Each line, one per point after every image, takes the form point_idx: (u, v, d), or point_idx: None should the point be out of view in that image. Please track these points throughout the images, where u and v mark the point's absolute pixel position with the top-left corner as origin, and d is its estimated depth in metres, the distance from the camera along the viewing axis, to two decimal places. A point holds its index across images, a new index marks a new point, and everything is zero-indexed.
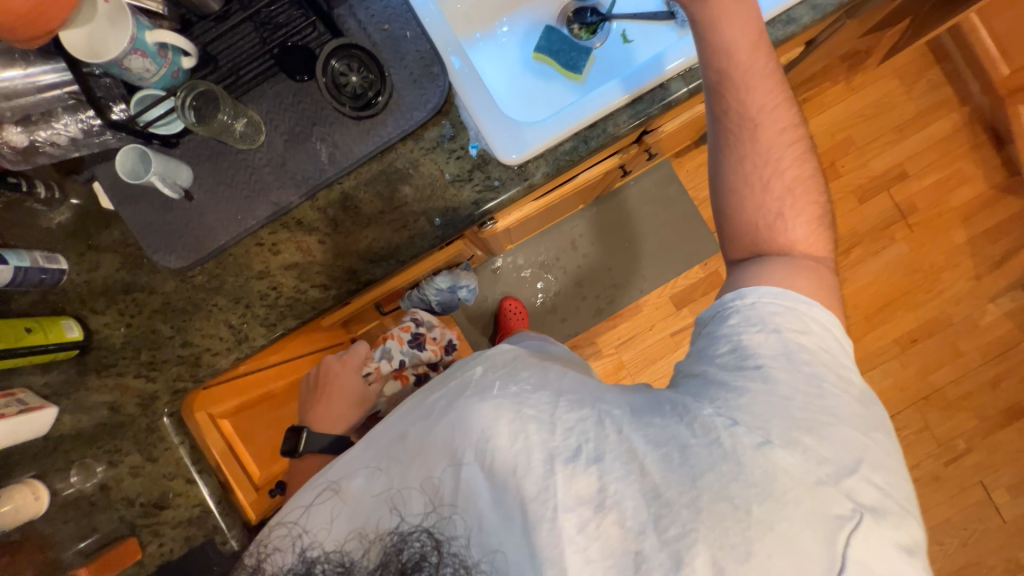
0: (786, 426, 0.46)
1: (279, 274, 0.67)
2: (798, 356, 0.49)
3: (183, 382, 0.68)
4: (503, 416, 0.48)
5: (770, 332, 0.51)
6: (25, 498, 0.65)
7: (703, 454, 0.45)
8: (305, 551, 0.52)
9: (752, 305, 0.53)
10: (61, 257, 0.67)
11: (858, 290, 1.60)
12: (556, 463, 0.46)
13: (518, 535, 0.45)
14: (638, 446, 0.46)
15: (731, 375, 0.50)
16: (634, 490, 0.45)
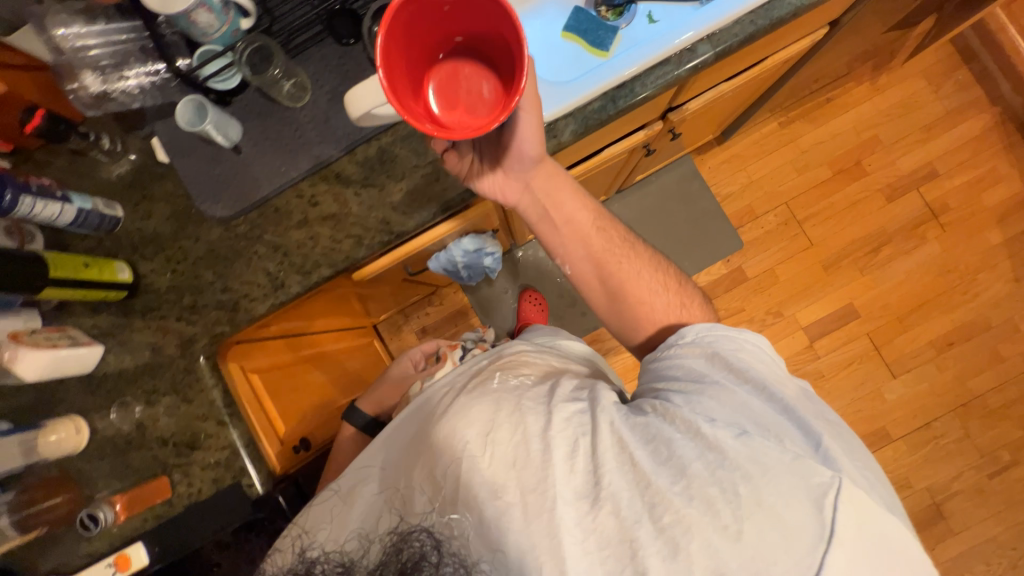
0: (749, 422, 0.55)
1: (316, 224, 0.70)
2: (742, 367, 0.60)
3: (221, 326, 0.71)
4: (506, 406, 0.57)
5: (712, 357, 0.62)
6: (67, 431, 0.68)
7: (684, 440, 0.53)
8: (301, 553, 0.55)
9: (694, 338, 0.65)
10: (118, 205, 0.72)
11: (888, 291, 1.55)
12: (556, 445, 0.53)
13: (517, 514, 0.50)
14: (629, 434, 0.55)
15: (676, 395, 0.59)
16: (628, 479, 0.51)
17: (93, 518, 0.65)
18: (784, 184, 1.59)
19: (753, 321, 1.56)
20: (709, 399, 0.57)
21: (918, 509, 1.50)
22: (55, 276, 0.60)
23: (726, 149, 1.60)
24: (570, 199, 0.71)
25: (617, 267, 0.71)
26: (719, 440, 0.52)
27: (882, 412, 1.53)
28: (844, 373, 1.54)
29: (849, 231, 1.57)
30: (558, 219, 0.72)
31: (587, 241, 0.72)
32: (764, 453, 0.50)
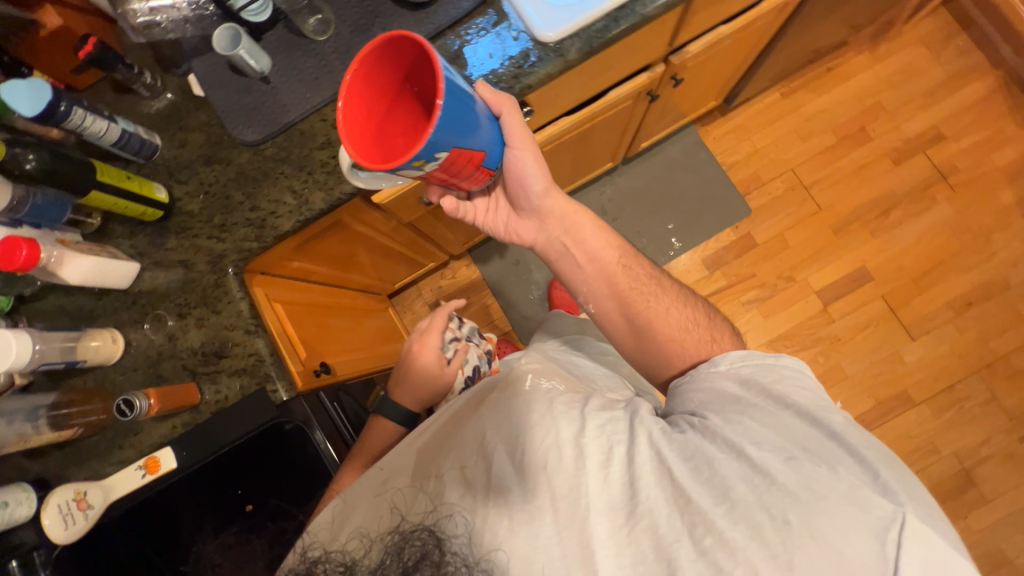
0: (792, 443, 0.53)
1: (338, 144, 0.75)
2: (782, 389, 0.59)
3: (249, 243, 0.75)
4: (540, 415, 0.58)
5: (748, 384, 0.61)
6: (105, 339, 0.72)
7: (723, 463, 0.53)
8: (306, 551, 0.57)
9: (728, 367, 0.64)
10: (157, 135, 0.78)
11: (901, 253, 1.54)
12: (594, 465, 0.55)
13: (553, 529, 0.52)
14: (671, 451, 0.55)
15: (709, 414, 0.58)
16: (664, 499, 0.52)
17: (130, 406, 0.65)
18: (789, 151, 1.61)
19: (765, 287, 1.56)
20: (748, 421, 0.56)
21: (946, 476, 1.45)
22: (100, 178, 0.65)
23: (730, 119, 1.64)
24: (590, 234, 0.79)
25: (632, 299, 0.76)
26: (756, 463, 0.52)
27: (902, 375, 1.49)
28: (861, 336, 1.52)
29: (857, 195, 1.58)
30: (577, 255, 0.79)
31: (611, 279, 0.77)
32: (802, 477, 0.50)
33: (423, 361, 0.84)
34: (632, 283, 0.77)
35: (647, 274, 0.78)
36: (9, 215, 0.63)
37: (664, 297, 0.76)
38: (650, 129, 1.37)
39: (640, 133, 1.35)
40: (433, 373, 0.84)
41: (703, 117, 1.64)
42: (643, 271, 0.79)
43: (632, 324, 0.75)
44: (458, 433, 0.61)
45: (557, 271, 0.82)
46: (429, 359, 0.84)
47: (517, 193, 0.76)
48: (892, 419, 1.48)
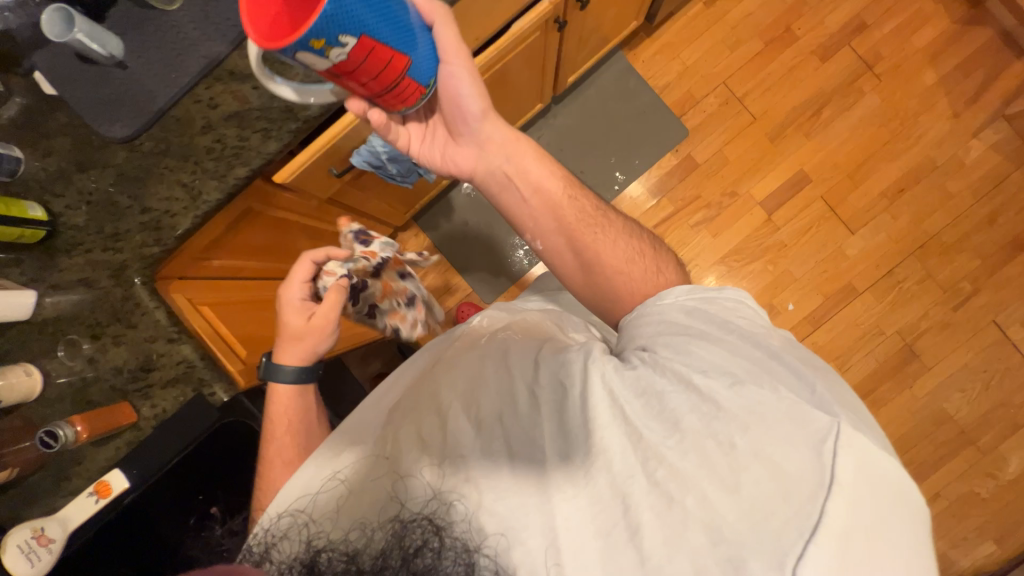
0: (736, 366, 0.55)
1: (221, 126, 0.69)
2: (725, 320, 0.60)
3: (150, 249, 0.70)
4: (496, 373, 0.62)
5: (694, 316, 0.61)
6: (17, 375, 0.67)
7: (672, 394, 0.54)
8: (313, 540, 0.50)
9: (674, 302, 0.64)
10: (15, 146, 0.70)
11: (835, 150, 1.57)
12: (559, 416, 0.57)
13: (527, 479, 0.53)
14: (621, 393, 0.56)
15: (658, 348, 0.59)
16: (617, 438, 0.53)
17: (53, 436, 0.63)
18: (720, 63, 1.58)
19: (711, 206, 1.57)
20: (696, 351, 0.57)
21: (891, 353, 1.55)
22: None
23: (657, 38, 1.58)
24: (531, 164, 0.74)
25: (584, 231, 0.73)
26: (700, 392, 0.54)
27: (846, 269, 1.56)
28: (805, 238, 1.57)
29: (790, 99, 1.57)
30: (521, 187, 0.74)
31: (558, 211, 0.73)
32: (741, 398, 0.52)
33: (286, 318, 0.72)
34: (580, 217, 0.73)
35: (593, 206, 0.75)
36: None
37: (611, 229, 0.74)
38: (573, 60, 1.31)
39: (563, 67, 1.29)
40: (299, 327, 0.71)
41: (629, 41, 1.58)
42: (591, 206, 0.75)
43: (581, 257, 0.73)
44: (422, 403, 0.61)
45: (501, 206, 0.76)
46: (291, 314, 0.72)
47: (452, 116, 0.70)
48: (840, 311, 1.56)
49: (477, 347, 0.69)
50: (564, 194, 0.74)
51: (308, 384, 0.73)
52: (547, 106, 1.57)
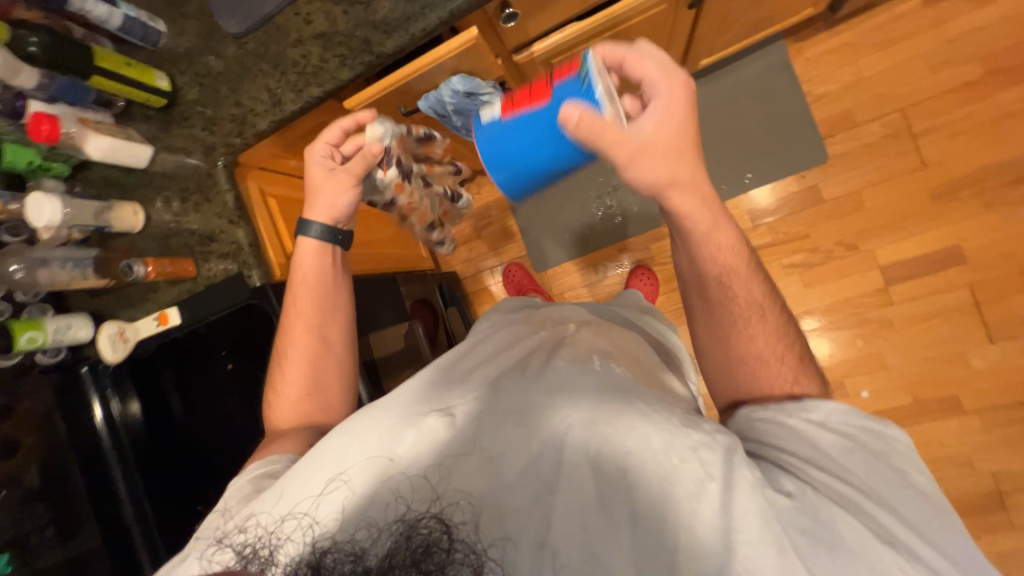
0: (867, 517, 0.44)
1: (309, 43, 0.73)
2: (900, 462, 0.48)
3: (233, 139, 0.81)
4: (549, 397, 0.55)
5: (860, 448, 0.48)
6: (127, 212, 0.85)
7: (852, 549, 0.43)
8: (315, 541, 0.50)
9: (823, 418, 0.51)
10: (161, 21, 0.81)
11: (1018, 235, 1.22)
12: (677, 498, 0.47)
13: (627, 553, 0.47)
14: (774, 515, 0.45)
15: (816, 473, 0.47)
16: (769, 568, 0.43)
17: (131, 269, 0.82)
18: (905, 85, 1.27)
19: (816, 251, 1.33)
20: (864, 497, 0.45)
21: (971, 492, 1.25)
22: (98, 65, 0.73)
23: (835, 36, 1.30)
24: (698, 240, 0.58)
25: (725, 319, 0.59)
26: (881, 561, 0.42)
27: (958, 378, 1.26)
28: (921, 326, 1.28)
29: (981, 155, 1.24)
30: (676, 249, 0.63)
31: (699, 287, 0.61)
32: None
33: (309, 171, 0.74)
34: (718, 302, 0.59)
35: (743, 296, 0.58)
36: (44, 92, 0.74)
37: (750, 329, 0.58)
38: (710, 42, 1.14)
39: (695, 47, 1.13)
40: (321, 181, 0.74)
41: (799, 31, 1.32)
42: (746, 290, 0.59)
43: (703, 332, 0.62)
44: (510, 413, 0.55)
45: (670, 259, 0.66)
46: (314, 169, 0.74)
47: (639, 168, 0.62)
48: (927, 422, 1.28)
49: (569, 359, 0.61)
50: (727, 255, 0.59)
51: (329, 246, 0.77)
52: None
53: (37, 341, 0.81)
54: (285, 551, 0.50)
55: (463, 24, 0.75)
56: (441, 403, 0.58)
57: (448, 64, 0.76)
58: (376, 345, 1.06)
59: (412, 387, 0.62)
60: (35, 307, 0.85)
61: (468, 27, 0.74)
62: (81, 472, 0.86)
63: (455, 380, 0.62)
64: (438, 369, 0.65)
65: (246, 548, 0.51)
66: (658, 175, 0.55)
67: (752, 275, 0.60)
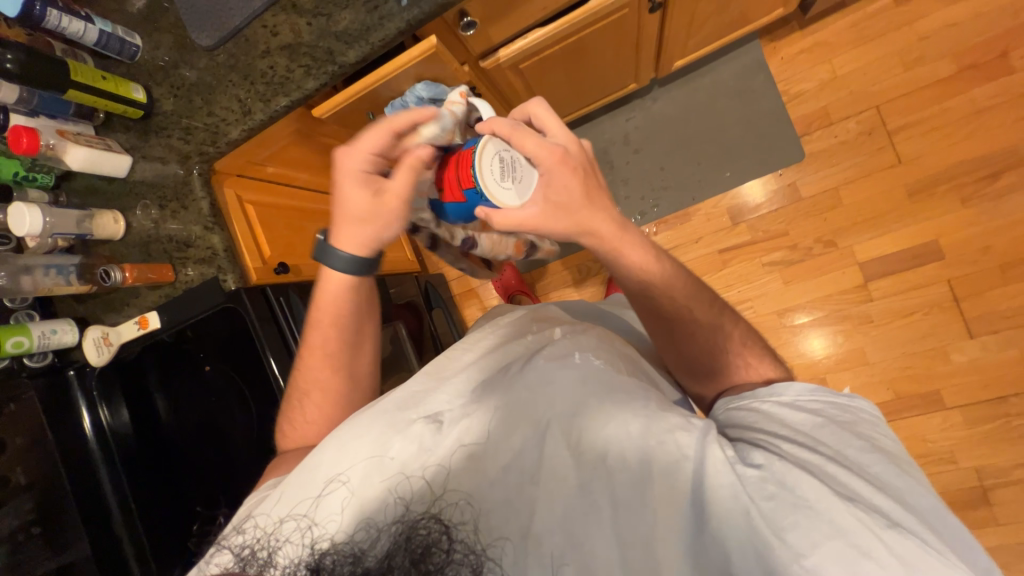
0: (841, 486, 0.45)
1: (276, 54, 0.77)
2: (865, 430, 0.50)
3: (206, 147, 0.84)
4: (539, 392, 0.55)
5: (829, 422, 0.51)
6: (108, 219, 0.88)
7: (818, 510, 0.43)
8: (315, 543, 0.50)
9: (793, 399, 0.54)
10: (137, 36, 0.84)
11: (996, 230, 1.23)
12: (658, 482, 0.49)
13: (608, 539, 0.49)
14: (744, 487, 0.46)
15: (788, 446, 0.48)
16: (740, 533, 0.45)
17: (109, 275, 0.84)
18: (879, 83, 1.28)
19: (796, 249, 1.33)
20: (833, 463, 0.47)
21: (953, 488, 1.23)
22: (74, 80, 0.76)
23: (808, 35, 1.32)
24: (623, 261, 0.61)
25: (674, 331, 0.62)
26: (845, 517, 0.43)
27: (939, 374, 1.25)
28: (902, 322, 1.28)
29: (955, 150, 1.25)
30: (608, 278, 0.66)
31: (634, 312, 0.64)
32: (903, 547, 0.41)
33: (349, 194, 0.63)
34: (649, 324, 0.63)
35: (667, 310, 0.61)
36: (25, 106, 0.77)
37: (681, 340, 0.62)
38: (682, 43, 1.16)
39: (666, 48, 1.15)
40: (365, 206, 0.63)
41: (773, 32, 1.34)
42: (682, 295, 0.61)
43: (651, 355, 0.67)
44: (497, 411, 0.55)
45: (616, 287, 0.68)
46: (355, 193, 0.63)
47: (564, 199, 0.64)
48: (909, 418, 1.26)
49: (549, 354, 0.60)
50: (643, 270, 0.60)
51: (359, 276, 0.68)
52: (648, 87, 1.41)
53: (23, 345, 0.84)
54: (284, 554, 0.50)
55: (424, 32, 0.78)
56: (428, 410, 0.57)
57: (412, 71, 0.78)
58: None
59: (401, 394, 0.59)
60: (23, 314, 0.88)
61: (428, 36, 0.77)
62: (68, 474, 0.87)
63: (440, 378, 0.61)
64: (429, 372, 0.62)
65: (245, 551, 0.51)
66: (567, 227, 0.57)
67: (675, 280, 0.61)
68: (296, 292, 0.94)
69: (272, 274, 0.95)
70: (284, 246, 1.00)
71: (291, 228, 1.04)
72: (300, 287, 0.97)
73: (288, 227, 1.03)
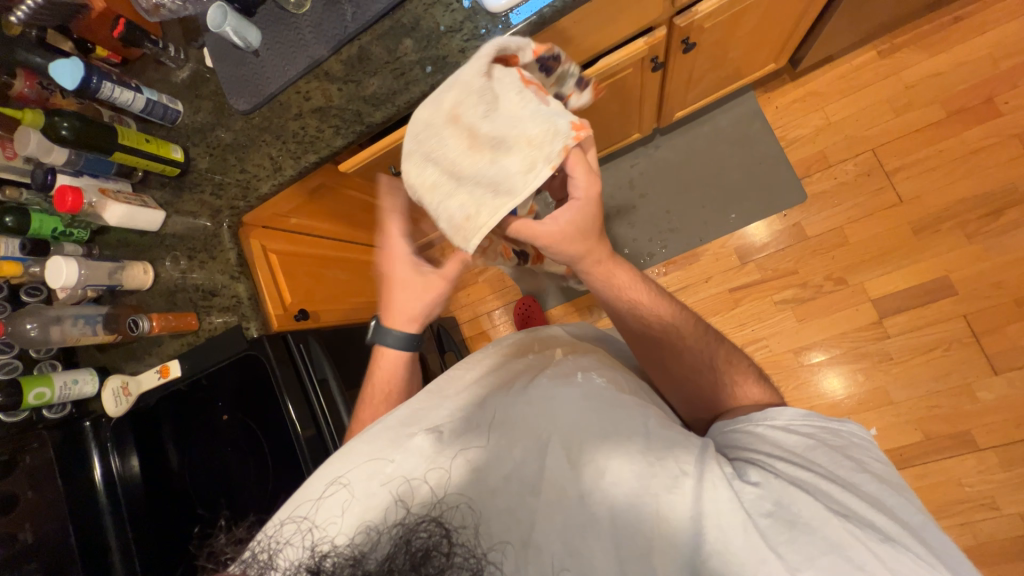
0: (839, 506, 0.44)
1: (308, 116, 0.83)
2: (858, 452, 0.49)
3: (237, 201, 0.89)
4: (543, 402, 0.55)
5: (822, 443, 0.50)
6: (138, 270, 0.91)
7: (812, 525, 0.42)
8: (316, 545, 0.48)
9: (786, 423, 0.52)
10: (179, 103, 0.91)
11: (1005, 264, 1.24)
12: (660, 496, 0.46)
13: (612, 554, 0.46)
14: (740, 503, 0.44)
15: (782, 465, 0.48)
16: (739, 548, 0.43)
17: (137, 324, 0.86)
18: (872, 127, 1.35)
19: (807, 287, 1.34)
20: (826, 480, 0.46)
21: (1000, 537, 1.16)
22: (121, 143, 0.82)
23: (800, 87, 1.40)
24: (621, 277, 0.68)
25: (671, 344, 0.65)
26: (839, 531, 0.42)
27: (968, 413, 1.21)
28: (923, 359, 1.25)
29: (954, 188, 1.28)
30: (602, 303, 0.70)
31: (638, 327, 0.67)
32: (897, 561, 0.40)
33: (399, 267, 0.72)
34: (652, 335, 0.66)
35: (663, 315, 0.67)
36: (72, 168, 0.83)
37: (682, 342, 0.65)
38: (682, 96, 1.23)
39: (668, 101, 1.22)
40: (421, 280, 0.72)
41: (766, 84, 1.43)
42: (667, 314, 0.67)
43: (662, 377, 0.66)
44: (500, 425, 0.54)
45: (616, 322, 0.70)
46: (404, 270, 0.72)
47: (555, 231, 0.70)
48: (942, 460, 1.21)
49: (553, 375, 0.60)
50: (629, 291, 0.68)
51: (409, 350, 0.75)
52: (651, 136, 1.48)
53: (45, 396, 0.85)
54: (285, 557, 0.47)
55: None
56: (431, 423, 0.56)
57: None
58: None
59: (406, 410, 0.59)
60: (46, 364, 0.90)
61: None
62: (76, 530, 0.85)
63: (442, 396, 0.61)
64: (432, 390, 0.62)
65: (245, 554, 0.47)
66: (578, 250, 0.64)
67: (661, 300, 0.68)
68: (315, 338, 0.95)
69: (293, 320, 0.97)
70: (303, 292, 1.02)
71: (312, 275, 1.07)
72: (318, 333, 0.99)
73: (308, 275, 1.06)
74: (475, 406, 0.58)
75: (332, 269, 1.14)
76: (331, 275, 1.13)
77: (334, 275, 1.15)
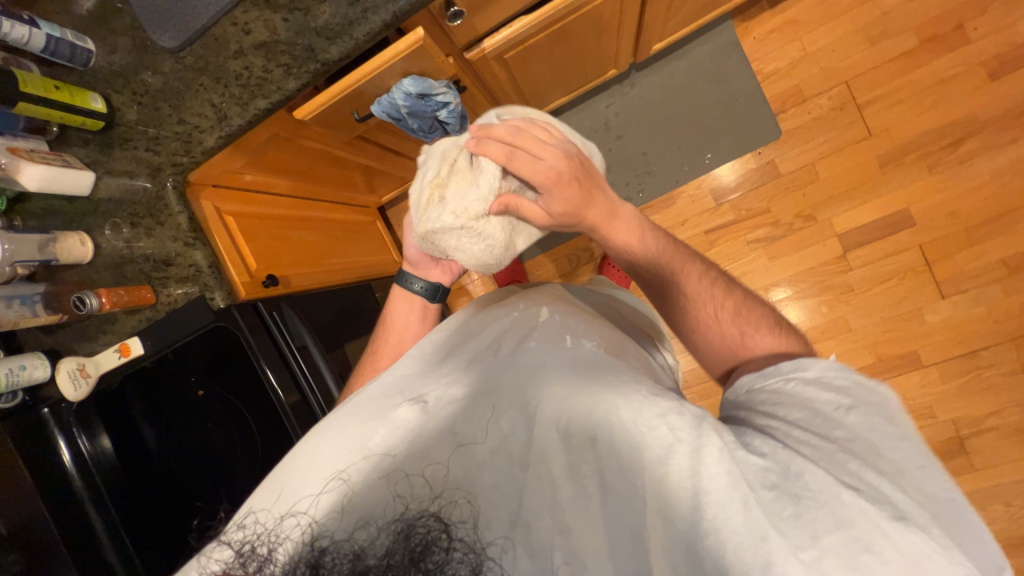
0: (851, 476, 0.42)
1: (250, 53, 0.73)
2: (895, 416, 0.46)
3: (180, 157, 0.79)
4: (525, 371, 0.53)
5: (857, 403, 0.47)
6: (74, 242, 0.81)
7: (819, 499, 0.40)
8: (313, 539, 0.41)
9: (819, 375, 0.50)
10: (89, 39, 0.77)
11: (959, 194, 1.29)
12: (645, 467, 0.44)
13: (596, 527, 0.43)
14: (743, 474, 0.42)
15: (798, 432, 0.46)
16: (739, 524, 0.40)
17: (83, 302, 0.77)
18: (847, 58, 1.33)
19: (778, 225, 1.37)
20: (843, 450, 0.44)
21: (932, 439, 1.31)
22: (24, 91, 0.68)
23: (777, 15, 1.35)
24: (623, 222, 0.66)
25: (666, 282, 0.64)
26: (847, 506, 0.40)
27: (916, 335, 1.32)
28: (879, 288, 1.33)
29: (921, 120, 1.31)
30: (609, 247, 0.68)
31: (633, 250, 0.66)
32: (908, 541, 0.38)
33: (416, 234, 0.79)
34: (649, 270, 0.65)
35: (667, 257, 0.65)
36: None
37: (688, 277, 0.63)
38: (660, 28, 1.17)
39: (645, 34, 1.16)
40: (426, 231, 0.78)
41: (744, 13, 1.36)
42: (669, 257, 0.65)
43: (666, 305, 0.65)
44: (482, 393, 0.52)
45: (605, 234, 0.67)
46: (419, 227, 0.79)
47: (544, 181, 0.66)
48: (889, 378, 1.33)
49: (540, 337, 0.58)
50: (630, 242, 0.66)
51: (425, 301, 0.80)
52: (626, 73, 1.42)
53: None
54: (284, 552, 0.42)
55: (408, 24, 0.75)
56: (414, 393, 0.53)
57: (399, 66, 0.75)
58: (352, 355, 1.05)
59: (389, 379, 0.56)
60: None
61: (414, 28, 0.73)
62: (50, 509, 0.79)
63: (432, 368, 0.57)
64: (415, 356, 0.59)
65: (245, 546, 0.43)
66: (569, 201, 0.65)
67: (664, 250, 0.65)
68: (288, 304, 0.90)
69: (260, 287, 0.90)
70: (269, 256, 0.95)
71: (280, 237, 1.00)
72: (292, 300, 0.93)
73: (271, 237, 0.97)
74: (465, 374, 0.54)
75: (299, 231, 1.06)
76: (299, 237, 1.05)
77: (303, 236, 1.07)
